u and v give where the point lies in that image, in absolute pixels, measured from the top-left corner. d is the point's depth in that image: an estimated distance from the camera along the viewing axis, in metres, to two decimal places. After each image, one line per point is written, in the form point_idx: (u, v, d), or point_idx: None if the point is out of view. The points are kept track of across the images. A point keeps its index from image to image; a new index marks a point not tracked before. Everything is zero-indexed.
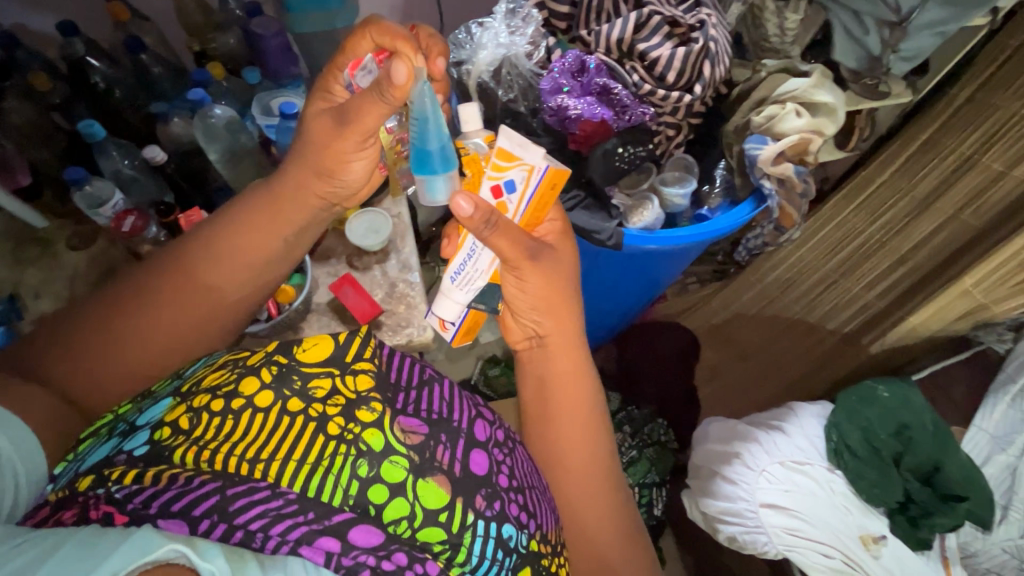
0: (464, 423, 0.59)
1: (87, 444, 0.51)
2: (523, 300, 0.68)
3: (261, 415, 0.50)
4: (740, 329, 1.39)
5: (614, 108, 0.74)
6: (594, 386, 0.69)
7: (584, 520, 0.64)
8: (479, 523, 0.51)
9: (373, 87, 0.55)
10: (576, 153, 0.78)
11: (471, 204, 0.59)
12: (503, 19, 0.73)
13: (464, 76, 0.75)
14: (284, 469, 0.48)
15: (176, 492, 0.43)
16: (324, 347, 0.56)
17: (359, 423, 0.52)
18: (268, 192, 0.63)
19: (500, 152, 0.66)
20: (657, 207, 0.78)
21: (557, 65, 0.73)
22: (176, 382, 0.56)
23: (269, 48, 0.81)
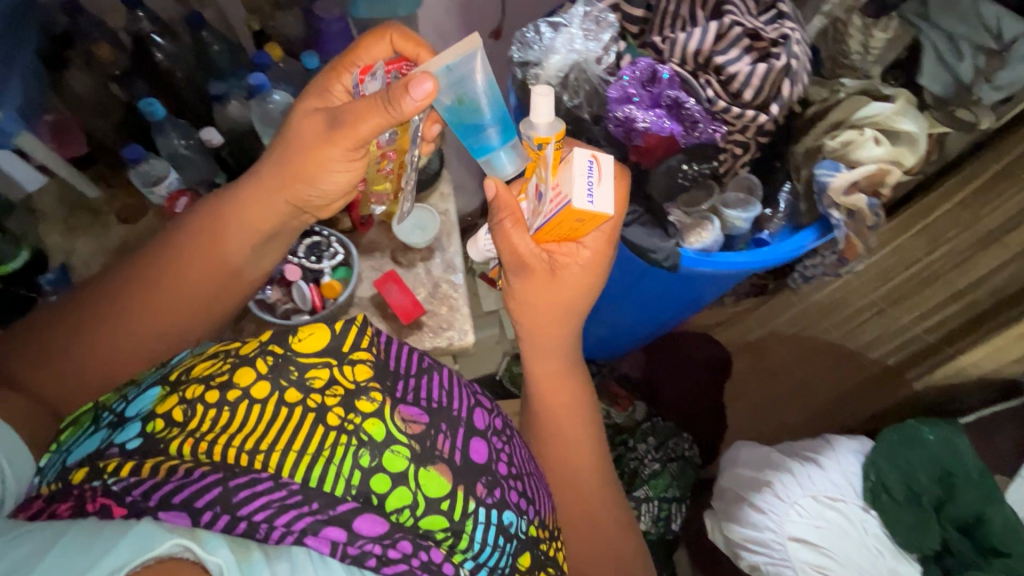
0: (464, 413, 0.59)
1: (67, 435, 0.54)
2: (513, 305, 0.74)
3: (259, 407, 0.50)
4: (773, 348, 1.34)
5: (684, 123, 0.70)
6: (577, 383, 0.76)
7: (576, 512, 0.71)
8: (481, 511, 0.53)
9: (378, 94, 0.53)
10: (635, 165, 0.75)
11: (497, 189, 0.66)
12: (579, 22, 0.69)
13: (531, 81, 0.71)
14: (285, 459, 0.48)
15: (177, 484, 0.43)
16: (320, 337, 0.54)
17: (360, 413, 0.52)
18: (251, 186, 0.63)
19: (552, 163, 0.62)
20: (717, 229, 0.75)
21: (627, 73, 0.70)
22: (160, 372, 0.57)
23: (330, 32, 0.80)
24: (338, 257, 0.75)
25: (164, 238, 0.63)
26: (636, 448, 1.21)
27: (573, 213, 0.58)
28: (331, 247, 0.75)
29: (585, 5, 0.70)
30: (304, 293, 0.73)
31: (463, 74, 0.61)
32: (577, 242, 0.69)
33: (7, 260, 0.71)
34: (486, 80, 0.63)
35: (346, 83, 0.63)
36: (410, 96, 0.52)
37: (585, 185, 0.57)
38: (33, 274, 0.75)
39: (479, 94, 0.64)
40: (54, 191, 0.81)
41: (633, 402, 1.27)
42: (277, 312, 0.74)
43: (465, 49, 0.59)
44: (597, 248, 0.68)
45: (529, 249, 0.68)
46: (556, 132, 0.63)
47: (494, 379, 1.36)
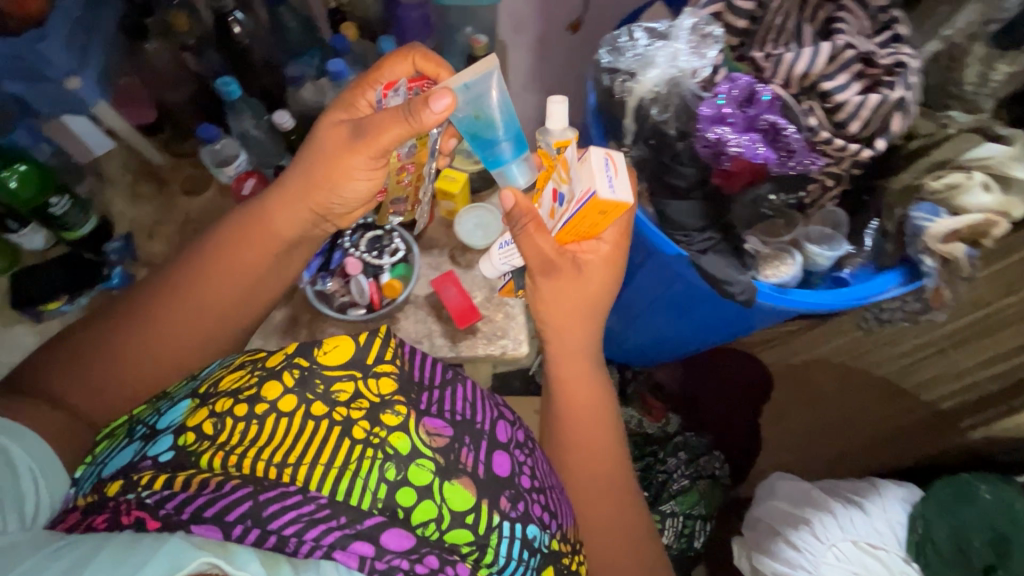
0: (487, 425, 0.58)
1: (101, 448, 0.53)
2: (534, 304, 0.72)
3: (286, 420, 0.49)
4: (816, 374, 1.29)
5: (778, 151, 0.65)
6: (600, 385, 0.74)
7: (595, 527, 0.68)
8: (505, 525, 0.51)
9: (401, 105, 0.53)
10: (716, 189, 0.70)
11: (515, 199, 0.62)
12: (684, 36, 0.65)
13: (624, 94, 0.68)
14: (312, 472, 0.47)
15: (209, 497, 0.43)
16: (344, 350, 0.53)
17: (384, 426, 0.50)
18: (275, 191, 0.63)
19: (564, 163, 0.61)
20: (797, 265, 0.71)
21: (724, 91, 0.65)
22: (191, 384, 0.55)
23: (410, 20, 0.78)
24: (398, 254, 0.75)
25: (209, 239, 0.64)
26: (667, 462, 1.20)
27: (598, 207, 0.56)
28: (394, 243, 0.74)
29: (694, 18, 0.65)
30: (363, 288, 0.73)
31: (481, 92, 0.62)
32: (597, 239, 0.67)
33: (77, 225, 0.71)
34: (503, 98, 0.64)
35: (371, 99, 0.60)
36: (430, 108, 0.52)
37: (607, 175, 0.55)
38: (100, 240, 0.75)
39: (496, 110, 0.64)
40: (122, 156, 0.81)
41: (667, 413, 1.26)
42: (334, 305, 0.73)
43: (482, 68, 0.60)
44: (617, 244, 0.66)
45: (554, 248, 0.65)
46: (563, 138, 0.66)
47: (528, 376, 1.34)
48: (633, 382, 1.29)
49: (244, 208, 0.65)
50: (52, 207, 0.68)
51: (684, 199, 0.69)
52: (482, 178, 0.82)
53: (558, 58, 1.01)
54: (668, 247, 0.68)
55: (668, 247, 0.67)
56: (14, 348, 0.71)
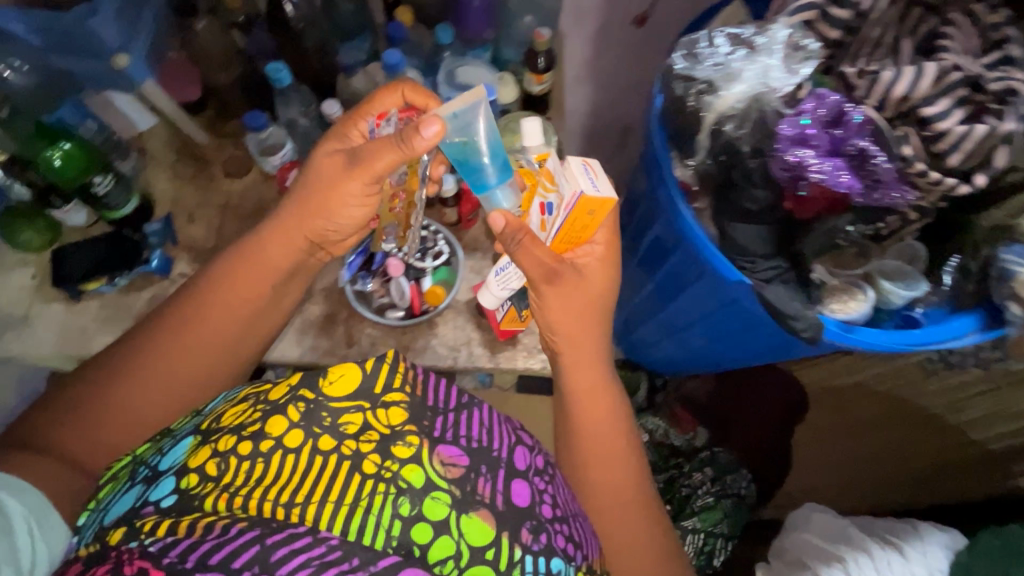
0: (504, 453, 0.56)
1: (104, 492, 0.52)
2: (540, 317, 0.68)
3: (293, 456, 0.48)
4: (857, 399, 1.25)
5: (863, 180, 0.60)
6: (614, 391, 0.70)
7: (620, 538, 0.65)
8: (528, 560, 0.48)
9: (392, 132, 0.54)
10: (787, 214, 0.65)
11: (505, 220, 0.59)
12: (779, 50, 0.60)
13: (701, 108, 0.64)
14: (322, 511, 0.46)
15: (215, 543, 0.41)
16: (351, 380, 0.52)
17: (396, 460, 0.49)
18: (272, 218, 0.65)
19: (546, 175, 0.64)
20: (869, 300, 0.66)
21: (810, 109, 0.60)
22: (196, 420, 0.55)
23: (470, 9, 0.73)
24: (441, 257, 0.74)
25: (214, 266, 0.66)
26: (692, 477, 1.18)
27: (586, 206, 0.58)
28: (438, 246, 0.73)
29: (789, 29, 0.61)
30: (403, 291, 0.72)
31: (470, 121, 0.57)
32: (589, 241, 0.66)
33: (119, 205, 0.70)
34: (493, 131, 0.58)
35: (362, 128, 0.61)
36: (420, 135, 0.51)
37: (589, 179, 0.59)
38: (141, 220, 0.74)
39: (487, 142, 0.59)
40: (164, 132, 0.79)
41: (696, 427, 1.24)
42: (373, 306, 0.72)
43: (472, 96, 0.56)
44: (609, 242, 0.66)
45: (550, 257, 0.63)
46: (544, 152, 0.68)
47: None
48: (662, 393, 1.25)
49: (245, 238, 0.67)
50: (95, 186, 0.66)
51: (751, 223, 0.65)
52: None
53: (619, 53, 0.95)
54: (729, 273, 0.64)
55: (730, 274, 0.63)
56: (56, 328, 0.70)
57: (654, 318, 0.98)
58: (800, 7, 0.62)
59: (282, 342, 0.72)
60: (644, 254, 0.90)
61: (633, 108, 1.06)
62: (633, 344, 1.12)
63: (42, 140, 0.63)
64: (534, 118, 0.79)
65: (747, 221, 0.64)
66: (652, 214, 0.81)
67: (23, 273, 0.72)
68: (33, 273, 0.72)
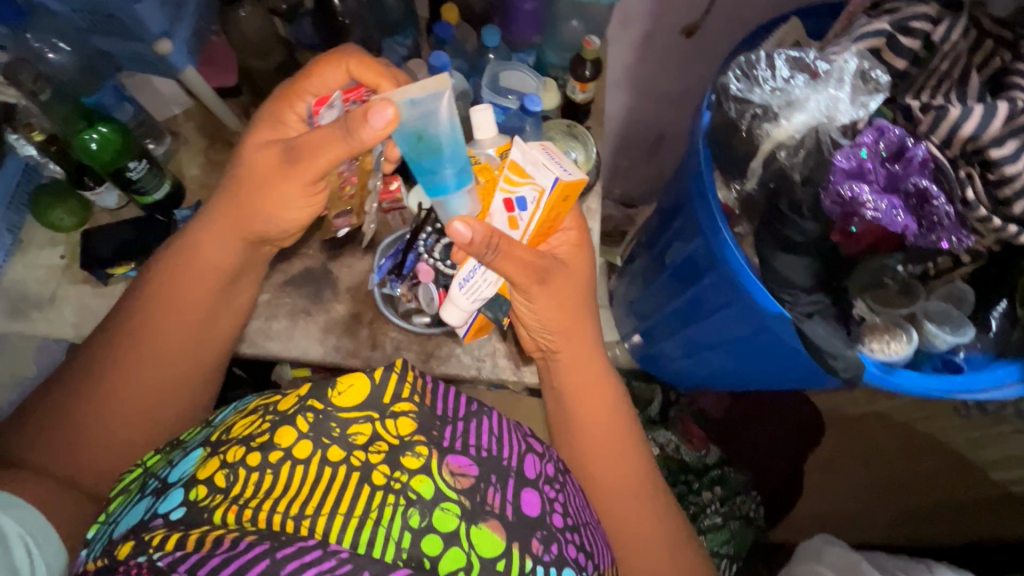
0: (515, 462, 0.53)
1: (116, 505, 0.50)
2: (533, 320, 0.65)
3: (301, 468, 0.46)
4: (872, 429, 1.24)
5: (919, 221, 0.57)
6: (612, 384, 0.70)
7: (631, 532, 0.65)
8: (540, 569, 0.46)
9: (335, 125, 0.52)
10: (833, 247, 0.63)
11: (469, 228, 0.54)
12: (847, 80, 0.58)
13: (759, 135, 0.61)
14: (331, 524, 0.44)
15: (224, 556, 0.40)
16: (359, 389, 0.49)
17: (405, 470, 0.47)
18: (217, 208, 0.62)
19: (511, 166, 0.58)
20: (911, 344, 0.64)
21: (868, 141, 0.58)
22: (206, 432, 0.54)
23: (520, 13, 0.71)
24: None
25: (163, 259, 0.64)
26: (701, 496, 1.14)
27: (563, 191, 0.57)
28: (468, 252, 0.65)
29: (858, 58, 0.58)
30: (431, 298, 0.68)
31: (427, 113, 0.52)
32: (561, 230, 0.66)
33: (151, 190, 0.69)
34: (452, 124, 0.54)
35: (301, 112, 0.60)
36: (366, 124, 0.49)
37: (558, 163, 0.57)
38: (172, 205, 0.73)
39: (444, 135, 0.54)
40: (198, 116, 0.78)
41: (708, 445, 1.20)
42: (398, 310, 0.71)
43: (434, 86, 0.51)
44: (579, 228, 0.67)
45: (533, 255, 0.60)
46: (503, 143, 0.63)
47: None
48: (676, 407, 1.23)
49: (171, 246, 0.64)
50: (129, 171, 0.64)
51: (796, 254, 0.62)
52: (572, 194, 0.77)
53: (664, 63, 0.93)
54: (769, 305, 0.63)
55: (768, 303, 0.63)
56: (81, 311, 0.69)
57: (678, 334, 0.96)
58: (869, 33, 0.60)
59: (306, 340, 0.71)
60: (675, 270, 0.88)
61: (672, 118, 1.04)
62: (650, 357, 1.12)
63: (79, 123, 0.61)
64: (576, 126, 0.76)
65: (796, 251, 0.62)
66: (691, 233, 0.79)
67: (52, 253, 0.71)
68: (62, 253, 0.71)
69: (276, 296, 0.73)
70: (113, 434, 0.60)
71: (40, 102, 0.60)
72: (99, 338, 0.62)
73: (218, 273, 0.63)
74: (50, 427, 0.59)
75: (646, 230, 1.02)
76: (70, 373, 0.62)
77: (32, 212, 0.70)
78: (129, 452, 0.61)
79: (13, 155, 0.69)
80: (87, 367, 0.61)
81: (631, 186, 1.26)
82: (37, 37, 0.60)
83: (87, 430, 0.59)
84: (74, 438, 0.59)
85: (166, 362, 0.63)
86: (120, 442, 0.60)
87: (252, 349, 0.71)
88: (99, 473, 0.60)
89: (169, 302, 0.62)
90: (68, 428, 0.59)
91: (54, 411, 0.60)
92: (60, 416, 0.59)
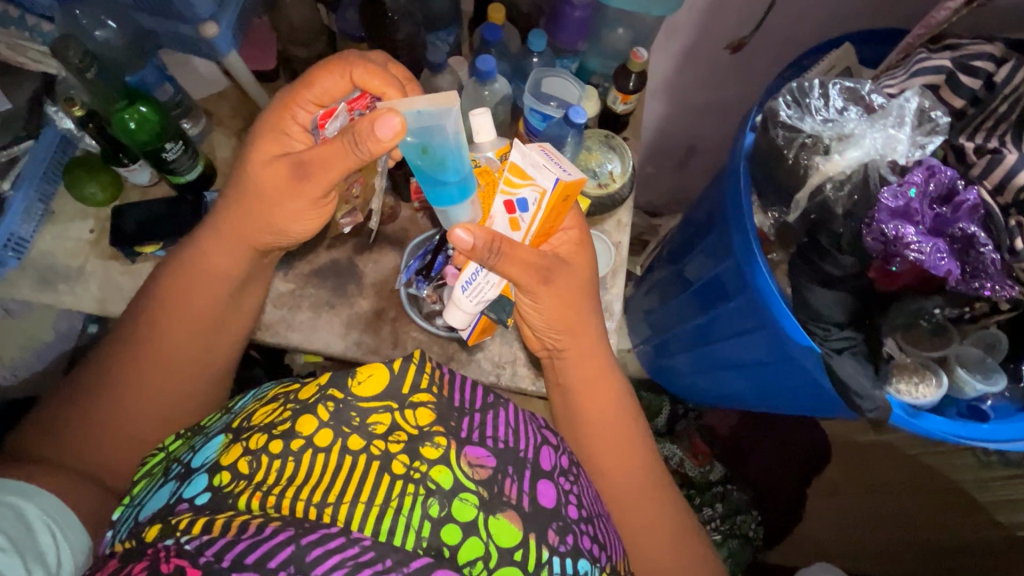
0: (532, 454, 0.50)
1: (140, 488, 0.49)
2: (538, 319, 0.64)
3: (322, 456, 0.44)
4: (881, 459, 1.23)
5: (964, 266, 0.56)
6: (618, 384, 0.69)
7: (640, 531, 0.65)
8: (556, 561, 0.44)
9: (346, 137, 0.51)
10: (868, 283, 0.63)
11: (471, 236, 0.53)
12: (908, 119, 0.57)
13: (808, 165, 0.59)
14: (352, 511, 0.42)
15: (250, 542, 0.38)
16: (378, 379, 0.47)
17: (425, 460, 0.45)
18: (223, 210, 0.61)
19: (511, 168, 0.55)
20: (942, 389, 0.63)
21: (918, 180, 0.56)
22: (226, 418, 0.53)
23: (568, 19, 0.69)
24: None
25: (181, 252, 0.63)
26: (702, 512, 1.15)
27: (563, 192, 0.54)
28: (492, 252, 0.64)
29: (920, 98, 0.57)
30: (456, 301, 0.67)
31: (432, 127, 0.52)
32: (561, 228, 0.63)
33: (183, 171, 0.68)
34: (458, 138, 0.53)
35: (304, 122, 0.58)
36: (376, 136, 0.49)
37: (558, 163, 0.54)
38: (202, 186, 0.72)
39: (448, 148, 0.54)
40: (234, 98, 0.77)
41: (713, 460, 1.20)
42: (422, 311, 0.70)
43: (442, 101, 0.51)
44: (580, 225, 0.64)
45: (535, 256, 0.58)
46: (502, 146, 0.61)
47: None
48: (683, 421, 1.23)
49: (176, 253, 0.64)
50: (165, 153, 0.64)
51: (833, 289, 0.62)
52: (605, 207, 0.75)
53: (705, 77, 0.91)
54: (800, 337, 0.61)
55: (800, 338, 0.60)
56: (107, 287, 0.69)
57: (697, 349, 0.93)
58: (928, 69, 0.59)
59: (328, 333, 0.71)
60: (700, 289, 0.85)
61: (707, 131, 1.02)
62: (662, 369, 1.11)
63: (119, 101, 0.61)
64: (614, 137, 0.76)
65: (834, 284, 0.62)
66: (721, 253, 0.76)
67: (81, 226, 0.71)
68: (91, 228, 0.71)
69: (301, 287, 0.72)
70: (136, 415, 0.60)
71: (85, 80, 0.59)
72: (127, 318, 0.63)
73: (237, 274, 0.63)
74: (78, 404, 0.60)
75: (670, 244, 1.01)
76: (99, 352, 0.62)
77: (64, 184, 0.71)
78: (153, 433, 0.61)
79: (51, 125, 0.70)
80: (115, 348, 0.61)
81: (655, 195, 1.24)
82: (85, 14, 0.61)
83: (112, 408, 0.60)
84: (100, 417, 0.59)
85: (193, 345, 0.63)
86: (144, 424, 0.61)
87: (275, 338, 0.71)
88: (123, 451, 0.60)
89: (198, 287, 0.62)
90: (96, 405, 0.60)
91: (82, 389, 0.61)
92: (88, 394, 0.60)
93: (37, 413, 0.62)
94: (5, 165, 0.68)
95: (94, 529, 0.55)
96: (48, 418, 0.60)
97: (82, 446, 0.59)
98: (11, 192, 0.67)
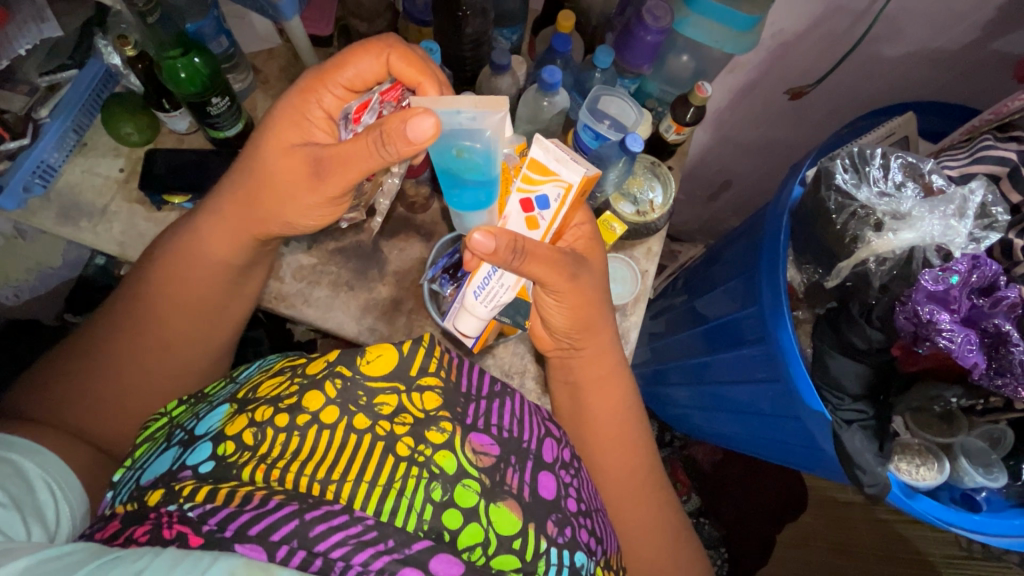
0: (534, 445, 0.47)
1: (142, 452, 0.47)
2: (556, 320, 0.61)
3: (327, 434, 0.40)
4: (855, 518, 1.25)
5: (990, 363, 0.56)
6: (625, 387, 0.67)
7: (637, 537, 0.64)
8: (553, 553, 0.41)
9: (372, 137, 0.48)
10: (889, 359, 0.62)
11: (491, 239, 0.50)
12: (972, 212, 0.57)
13: (858, 238, 0.59)
14: (355, 490, 0.38)
15: (254, 513, 0.35)
16: (387, 359, 0.44)
17: (429, 445, 0.41)
18: (242, 174, 0.58)
19: (530, 164, 0.52)
20: (941, 474, 0.65)
21: (959, 270, 0.55)
22: (232, 388, 0.49)
23: (636, 40, 0.67)
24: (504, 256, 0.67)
25: (205, 205, 0.62)
26: None
27: (584, 187, 0.52)
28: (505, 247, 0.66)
29: (984, 192, 0.58)
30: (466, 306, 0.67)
31: (473, 129, 0.50)
32: (574, 223, 0.61)
33: (225, 127, 0.67)
34: (492, 142, 0.51)
35: (327, 108, 0.56)
36: (406, 134, 0.45)
37: (572, 152, 0.52)
38: (240, 144, 0.71)
39: (485, 154, 0.52)
40: (283, 59, 0.76)
41: (691, 492, 1.23)
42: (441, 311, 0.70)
43: (487, 106, 0.48)
44: (590, 221, 0.62)
45: (557, 254, 0.56)
46: (518, 143, 0.60)
47: None
48: (668, 449, 1.26)
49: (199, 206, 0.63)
50: (211, 106, 0.63)
51: (857, 361, 0.61)
52: (638, 234, 0.75)
53: (757, 116, 0.90)
54: (812, 399, 0.60)
55: (811, 400, 0.59)
56: (130, 232, 0.68)
57: (698, 385, 0.92)
58: (992, 158, 0.59)
59: (343, 315, 0.70)
60: (713, 328, 0.83)
61: (747, 168, 1.01)
62: (657, 396, 1.11)
63: (173, 49, 0.59)
64: (660, 165, 0.76)
65: (859, 356, 0.61)
66: (745, 299, 0.74)
67: (112, 164, 0.70)
68: (121, 166, 0.70)
69: (323, 263, 0.72)
70: (152, 367, 0.61)
71: (146, 25, 0.58)
72: (147, 266, 0.62)
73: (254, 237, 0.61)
74: (93, 348, 0.60)
75: (686, 275, 1.01)
76: (119, 297, 0.62)
77: (102, 120, 0.70)
78: (162, 389, 0.61)
79: (97, 58, 0.69)
80: (138, 299, 0.61)
81: (681, 221, 1.24)
82: None
83: (124, 356, 0.60)
84: (115, 368, 0.59)
85: (214, 303, 0.63)
86: (157, 378, 0.61)
87: (290, 310, 0.70)
88: (126, 400, 0.60)
89: (226, 248, 0.61)
90: (107, 350, 0.59)
91: (99, 336, 0.60)
92: (105, 343, 0.60)
93: (53, 352, 0.62)
94: (46, 93, 0.65)
95: (90, 475, 0.55)
96: (64, 361, 0.60)
97: (86, 392, 0.58)
98: (48, 120, 0.65)
